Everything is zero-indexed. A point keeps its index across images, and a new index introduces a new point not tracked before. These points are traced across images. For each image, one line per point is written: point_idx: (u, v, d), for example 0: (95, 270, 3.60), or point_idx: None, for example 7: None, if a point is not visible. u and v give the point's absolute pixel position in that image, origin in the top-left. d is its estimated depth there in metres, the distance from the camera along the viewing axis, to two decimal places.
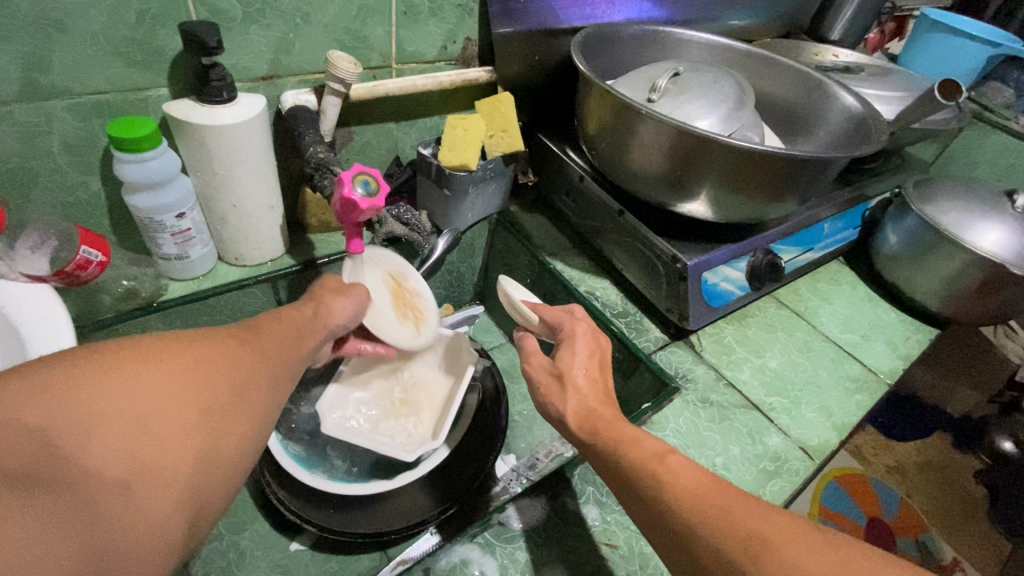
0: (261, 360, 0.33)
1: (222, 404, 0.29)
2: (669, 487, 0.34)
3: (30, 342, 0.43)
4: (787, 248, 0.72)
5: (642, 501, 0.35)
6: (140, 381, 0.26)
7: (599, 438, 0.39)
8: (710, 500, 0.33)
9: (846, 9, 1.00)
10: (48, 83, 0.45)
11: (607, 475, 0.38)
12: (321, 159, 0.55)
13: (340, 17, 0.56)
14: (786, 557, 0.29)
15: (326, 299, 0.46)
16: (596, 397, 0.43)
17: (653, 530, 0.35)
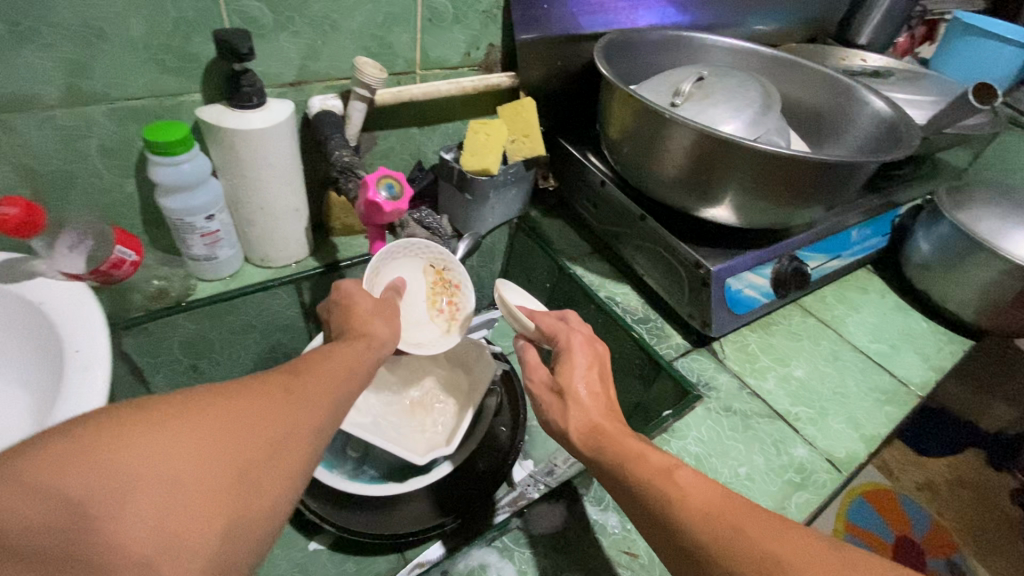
0: (306, 408, 0.32)
1: (259, 467, 0.28)
2: (674, 498, 0.34)
3: (66, 337, 0.43)
4: (814, 255, 0.71)
5: (650, 511, 0.35)
6: (178, 442, 0.26)
7: (604, 454, 0.39)
8: (723, 519, 0.32)
9: (875, 14, 0.98)
10: (89, 88, 0.47)
11: (613, 479, 0.38)
12: (346, 163, 0.56)
13: (366, 24, 0.57)
14: None
15: (365, 326, 0.46)
16: (598, 410, 0.43)
17: (663, 536, 0.34)
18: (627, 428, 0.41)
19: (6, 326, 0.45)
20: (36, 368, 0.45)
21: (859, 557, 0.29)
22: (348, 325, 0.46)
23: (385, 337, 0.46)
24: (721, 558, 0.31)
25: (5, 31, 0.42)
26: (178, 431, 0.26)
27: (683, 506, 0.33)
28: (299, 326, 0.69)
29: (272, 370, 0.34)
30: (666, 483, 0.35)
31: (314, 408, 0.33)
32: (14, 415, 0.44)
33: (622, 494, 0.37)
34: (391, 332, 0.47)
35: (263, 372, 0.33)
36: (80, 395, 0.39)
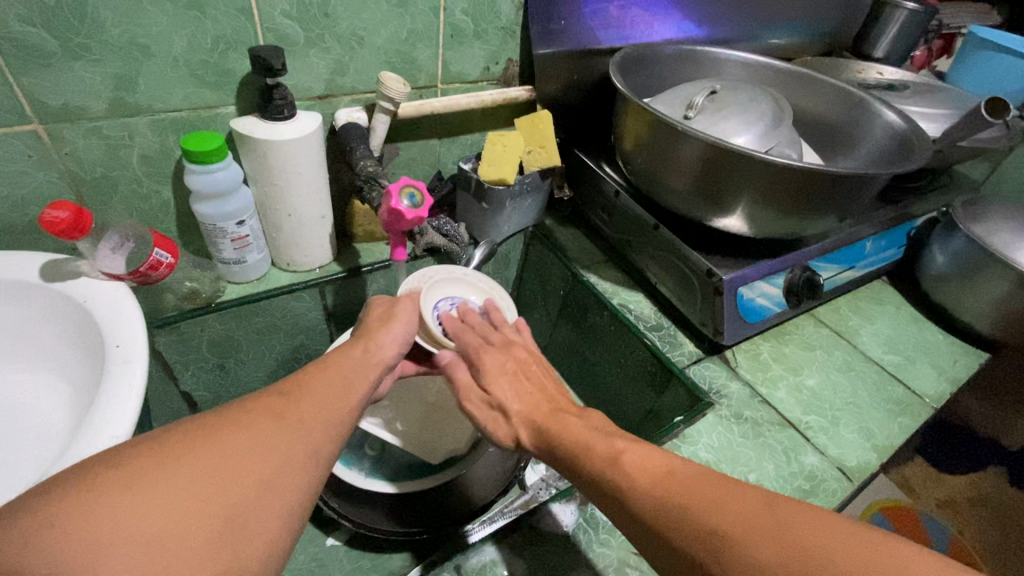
0: (294, 434, 0.34)
1: (248, 502, 0.30)
2: (621, 479, 0.36)
3: (107, 332, 0.45)
4: (827, 266, 0.71)
5: (604, 492, 0.37)
6: (160, 491, 0.27)
7: (555, 451, 0.42)
8: (671, 500, 0.33)
9: (891, 27, 0.99)
10: (133, 101, 0.50)
11: (572, 472, 0.40)
12: (370, 173, 0.58)
13: (391, 41, 0.60)
14: (745, 549, 0.29)
15: (374, 332, 0.49)
16: (537, 402, 0.48)
17: (627, 523, 0.36)
18: (571, 418, 0.45)
19: (50, 321, 0.48)
20: (76, 362, 0.47)
21: (789, 512, 0.31)
22: (362, 328, 0.50)
23: (392, 345, 0.49)
24: (662, 528, 0.33)
25: (59, 47, 0.45)
26: (160, 482, 0.28)
27: (628, 485, 0.36)
28: (320, 328, 0.71)
29: (258, 395, 0.35)
30: (615, 467, 0.37)
31: (302, 432, 0.34)
32: (56, 405, 0.47)
33: (585, 486, 0.39)
34: (398, 340, 0.50)
35: (247, 400, 0.35)
36: (123, 389, 0.42)
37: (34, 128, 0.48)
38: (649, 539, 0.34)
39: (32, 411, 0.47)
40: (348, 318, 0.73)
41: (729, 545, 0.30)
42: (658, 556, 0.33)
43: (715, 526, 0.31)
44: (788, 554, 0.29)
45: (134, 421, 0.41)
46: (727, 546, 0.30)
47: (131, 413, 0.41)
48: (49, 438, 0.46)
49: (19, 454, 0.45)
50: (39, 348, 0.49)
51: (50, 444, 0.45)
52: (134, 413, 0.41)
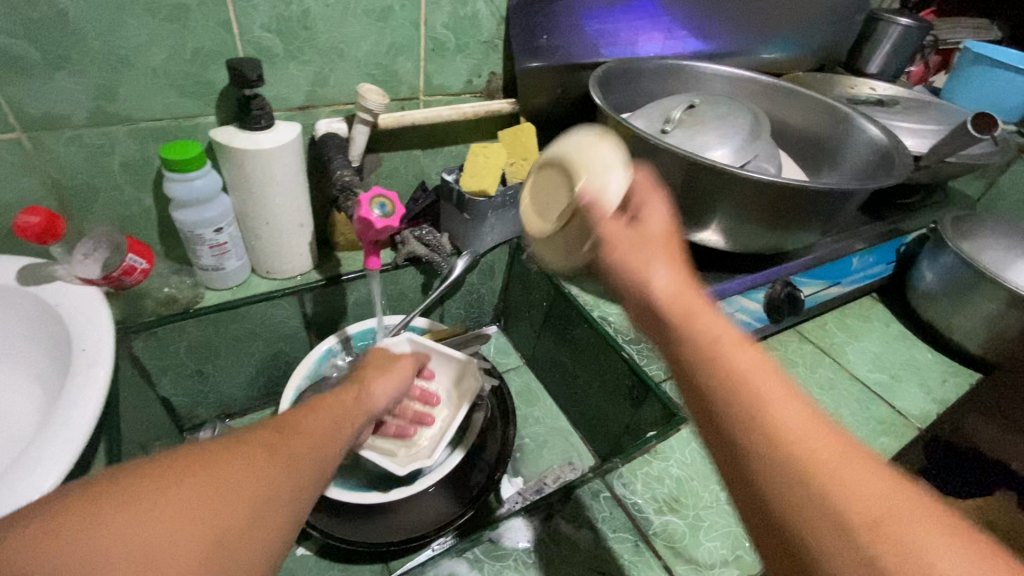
0: (289, 467, 0.33)
1: (241, 531, 0.28)
2: (775, 442, 0.25)
3: (77, 336, 0.46)
4: (810, 282, 0.70)
5: (738, 437, 0.27)
6: (156, 510, 0.26)
7: (683, 325, 0.31)
8: (830, 455, 0.24)
9: (884, 44, 0.99)
10: (114, 110, 0.52)
11: (695, 362, 0.30)
12: (346, 182, 0.60)
13: (372, 53, 0.61)
14: (924, 551, 0.21)
15: (367, 381, 0.49)
16: (683, 278, 0.35)
17: (736, 459, 0.27)
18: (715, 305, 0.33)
19: (25, 323, 0.49)
20: (46, 364, 0.48)
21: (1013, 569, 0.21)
22: (354, 375, 0.50)
23: (382, 397, 0.49)
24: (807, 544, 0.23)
25: (41, 58, 0.46)
26: (157, 497, 0.27)
27: (786, 457, 0.25)
28: (301, 336, 0.72)
29: (254, 428, 0.35)
30: (772, 413, 0.26)
31: (297, 465, 0.34)
32: (24, 406, 0.47)
33: (702, 394, 0.29)
34: (388, 391, 0.49)
35: (245, 430, 0.34)
36: (84, 393, 0.42)
37: (17, 136, 0.49)
38: (774, 535, 0.25)
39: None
40: (328, 326, 0.74)
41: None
42: (778, 556, 0.25)
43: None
44: None
45: (93, 425, 0.41)
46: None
47: (90, 416, 0.41)
48: (15, 439, 0.46)
49: None
50: (11, 350, 0.49)
51: (14, 444, 0.45)
52: (92, 418, 0.41)
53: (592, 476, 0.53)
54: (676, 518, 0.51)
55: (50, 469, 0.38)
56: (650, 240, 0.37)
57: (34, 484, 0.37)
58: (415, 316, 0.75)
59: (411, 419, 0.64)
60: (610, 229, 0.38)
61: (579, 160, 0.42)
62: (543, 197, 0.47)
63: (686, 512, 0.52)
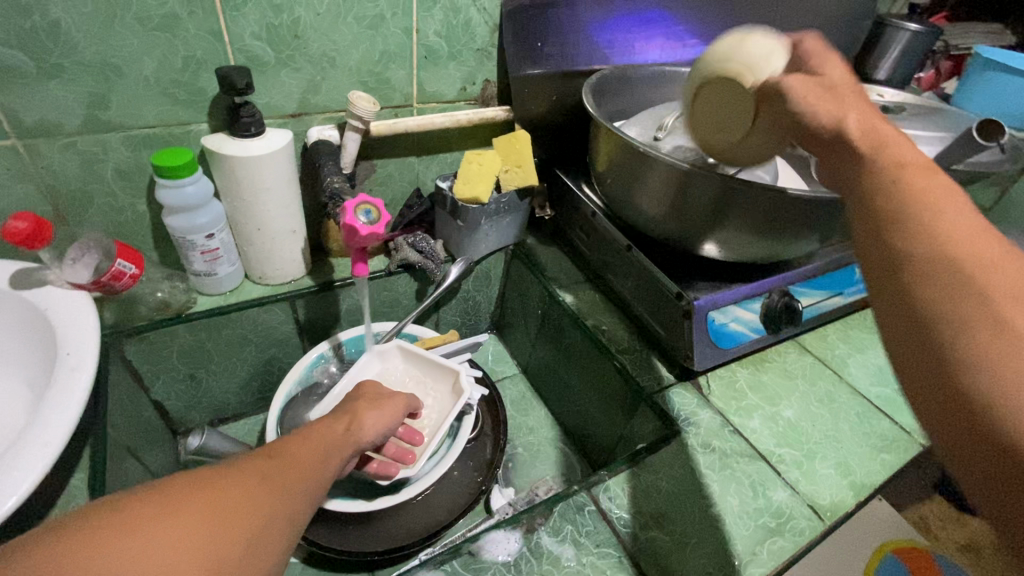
0: (280, 495, 0.34)
1: (235, 559, 0.30)
2: (949, 246, 0.27)
3: (64, 341, 0.46)
4: (809, 292, 0.68)
5: (907, 241, 0.28)
6: (154, 543, 0.27)
7: (869, 149, 0.33)
8: (986, 252, 0.26)
9: (892, 49, 0.97)
10: (107, 118, 0.52)
11: (869, 176, 0.32)
12: (336, 188, 0.60)
13: (364, 61, 0.61)
14: None
15: (359, 411, 0.49)
16: (879, 121, 0.35)
17: (884, 243, 0.30)
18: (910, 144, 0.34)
19: (17, 326, 0.50)
20: (34, 368, 0.48)
21: None
22: (347, 406, 0.50)
23: (373, 429, 0.49)
24: (949, 322, 0.25)
25: (34, 67, 0.47)
26: (155, 529, 0.28)
27: (938, 242, 0.27)
28: (293, 342, 0.72)
29: (247, 455, 0.36)
30: (936, 217, 0.28)
31: (289, 494, 0.35)
32: (11, 409, 0.48)
33: (873, 200, 0.31)
34: (379, 423, 0.50)
35: (237, 459, 0.35)
36: (65, 397, 0.43)
37: (12, 143, 0.50)
38: (908, 318, 0.27)
39: None
40: (321, 332, 0.74)
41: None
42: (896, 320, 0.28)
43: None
44: None
45: (73, 427, 0.42)
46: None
47: (70, 420, 0.42)
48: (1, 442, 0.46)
49: None
50: (2, 354, 0.50)
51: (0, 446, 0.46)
52: (71, 421, 0.42)
53: (577, 488, 0.51)
54: (663, 533, 0.50)
55: (28, 470, 0.38)
56: (842, 91, 0.37)
57: (6, 486, 0.37)
58: (407, 323, 0.74)
59: (394, 456, 0.57)
60: (795, 82, 0.38)
61: (734, 64, 0.42)
62: (708, 121, 0.48)
63: (674, 527, 0.51)
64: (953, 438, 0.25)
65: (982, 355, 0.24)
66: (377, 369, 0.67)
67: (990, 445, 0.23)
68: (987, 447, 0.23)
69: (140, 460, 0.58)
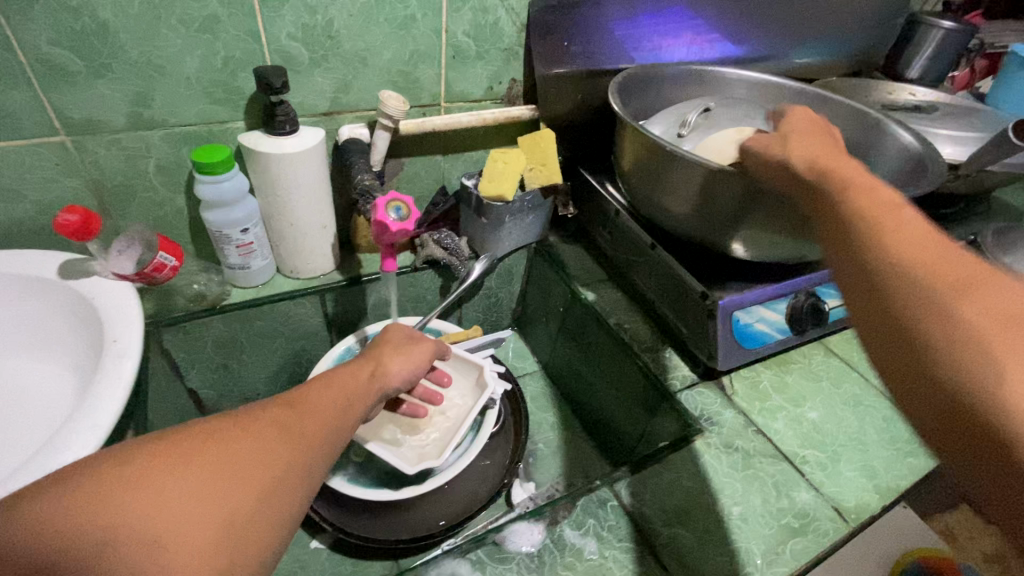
0: (295, 448, 0.34)
1: (247, 512, 0.30)
2: (890, 240, 0.30)
3: (109, 330, 0.49)
4: (836, 293, 0.68)
5: (858, 242, 0.32)
6: (161, 494, 0.28)
7: (823, 175, 0.38)
8: (926, 245, 0.29)
9: (925, 48, 0.96)
10: (150, 115, 0.55)
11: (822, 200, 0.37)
12: (367, 186, 0.62)
13: (394, 61, 0.62)
14: (996, 289, 0.26)
15: (383, 359, 0.47)
16: (826, 151, 0.41)
17: (845, 255, 0.32)
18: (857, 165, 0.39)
19: (65, 314, 0.52)
20: (81, 355, 0.51)
21: None
22: (370, 351, 0.48)
23: (399, 377, 0.47)
24: (900, 305, 0.28)
25: (84, 67, 0.50)
26: (162, 481, 0.29)
27: (883, 242, 0.31)
28: (321, 334, 0.74)
29: (268, 404, 0.36)
30: (880, 222, 0.32)
31: (307, 441, 0.35)
32: (60, 393, 0.50)
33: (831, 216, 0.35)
34: (403, 370, 0.47)
35: (252, 411, 0.35)
36: (111, 382, 0.45)
37: (61, 139, 0.53)
38: (868, 307, 0.30)
39: (37, 397, 0.50)
40: (348, 326, 0.76)
41: (973, 353, 0.25)
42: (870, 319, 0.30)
43: (974, 332, 0.25)
44: None
45: (120, 411, 0.44)
46: (970, 362, 0.25)
47: (117, 404, 0.44)
48: (49, 424, 0.49)
49: (19, 436, 0.48)
50: (52, 339, 0.52)
51: (49, 428, 0.48)
52: (119, 405, 0.44)
53: (600, 483, 0.51)
54: (685, 530, 0.50)
55: (79, 451, 0.40)
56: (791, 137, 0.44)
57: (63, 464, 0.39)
58: (432, 318, 0.76)
59: (422, 399, 0.64)
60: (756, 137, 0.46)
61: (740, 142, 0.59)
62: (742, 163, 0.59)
63: (696, 525, 0.51)
64: (932, 416, 0.26)
65: (942, 336, 0.26)
66: None
67: (953, 410, 0.25)
68: (965, 422, 0.25)
69: None
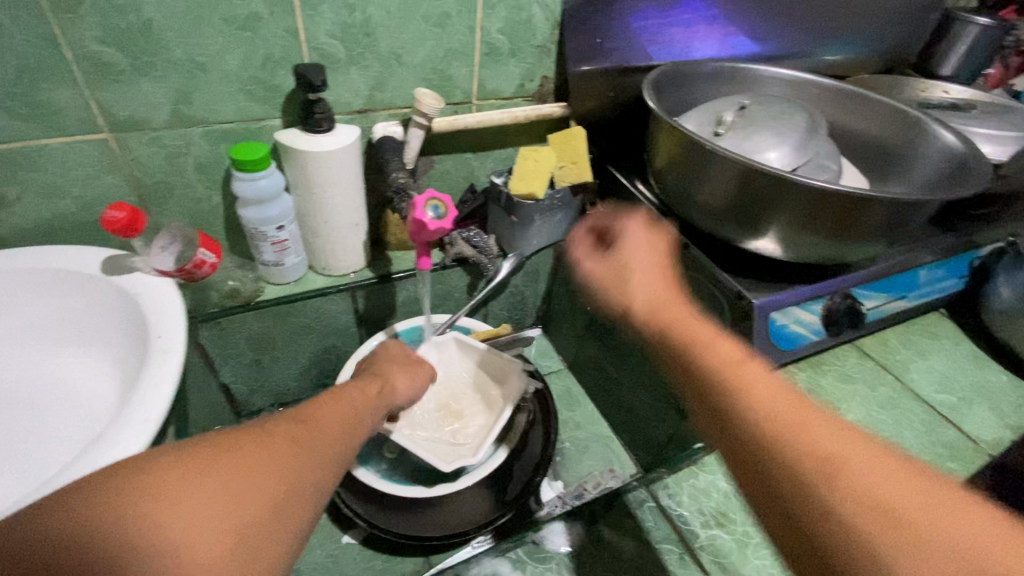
0: (305, 460, 0.34)
1: (260, 523, 0.30)
2: (756, 417, 0.33)
3: (152, 326, 0.49)
4: (872, 294, 0.67)
5: (731, 416, 0.34)
6: (181, 501, 0.28)
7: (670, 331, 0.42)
8: (789, 420, 0.32)
9: (960, 44, 0.94)
10: (190, 113, 0.55)
11: (684, 364, 0.40)
12: (402, 184, 0.63)
13: (428, 59, 0.62)
14: (864, 479, 0.28)
15: (388, 377, 0.50)
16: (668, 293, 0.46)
17: (732, 435, 0.34)
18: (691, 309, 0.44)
19: (107, 309, 0.53)
20: (124, 350, 0.52)
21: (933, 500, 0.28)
22: (380, 367, 0.52)
23: (403, 392, 0.51)
24: (787, 492, 0.30)
25: (129, 65, 0.50)
26: (181, 488, 0.28)
27: (750, 419, 0.33)
28: (351, 331, 0.75)
29: (279, 418, 0.36)
30: (746, 393, 0.35)
31: (315, 456, 0.34)
32: (104, 388, 0.51)
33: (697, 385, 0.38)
34: (407, 389, 0.51)
35: (268, 421, 0.35)
36: (158, 376, 0.45)
37: (105, 136, 0.53)
38: (763, 493, 0.32)
39: (81, 391, 0.51)
40: (377, 323, 0.76)
41: (861, 550, 0.27)
42: (765, 501, 0.32)
43: (872, 540, 0.27)
44: (906, 527, 0.27)
45: (167, 406, 0.44)
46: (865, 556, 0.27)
47: (164, 399, 0.44)
48: (95, 417, 0.49)
49: (66, 430, 0.49)
50: (95, 335, 0.53)
51: (95, 422, 0.49)
52: (166, 400, 0.44)
53: (636, 484, 0.51)
54: (723, 533, 0.50)
55: (130, 445, 0.41)
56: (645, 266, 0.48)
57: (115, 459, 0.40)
58: (461, 316, 0.76)
59: None
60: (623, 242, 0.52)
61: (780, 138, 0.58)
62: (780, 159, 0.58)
63: (735, 527, 0.50)
64: None
65: (830, 529, 0.28)
66: (434, 359, 0.69)
67: None
68: None
69: None
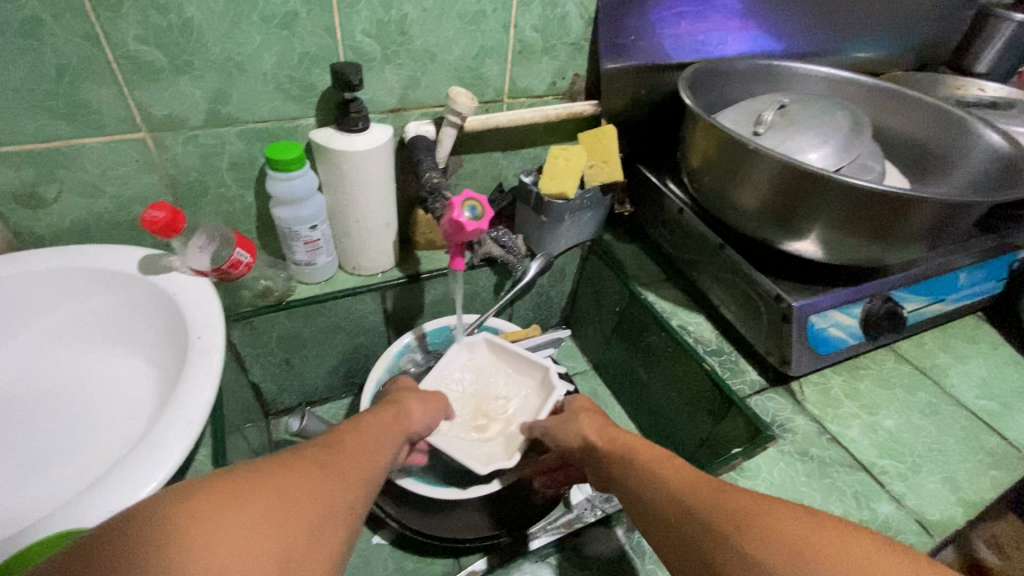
0: (337, 489, 0.34)
1: (300, 550, 0.29)
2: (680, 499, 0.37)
3: (192, 326, 0.49)
4: (912, 296, 0.65)
5: (661, 508, 0.38)
6: (235, 524, 0.27)
7: (611, 446, 0.47)
8: (706, 494, 0.36)
9: (995, 41, 0.91)
10: (226, 112, 0.55)
11: (625, 476, 0.43)
12: (435, 184, 0.61)
13: (461, 57, 0.62)
14: (770, 528, 0.30)
15: (407, 405, 0.52)
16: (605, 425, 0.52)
17: (668, 531, 0.37)
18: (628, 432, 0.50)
19: (145, 308, 0.53)
20: (162, 350, 0.52)
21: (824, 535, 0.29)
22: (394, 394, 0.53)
23: (418, 422, 0.51)
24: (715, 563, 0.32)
25: (168, 64, 0.50)
26: (232, 511, 0.27)
27: (673, 506, 0.37)
28: (379, 331, 0.74)
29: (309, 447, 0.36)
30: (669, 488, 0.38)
31: (345, 486, 0.35)
32: (142, 387, 0.51)
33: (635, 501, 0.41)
34: (424, 418, 0.52)
35: (296, 449, 0.35)
36: (199, 377, 0.45)
37: (143, 136, 0.53)
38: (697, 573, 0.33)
39: (120, 391, 0.51)
40: (404, 323, 0.76)
41: None
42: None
43: None
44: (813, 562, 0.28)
45: (208, 406, 0.44)
46: None
47: (206, 400, 0.44)
48: (135, 416, 0.49)
49: (106, 429, 0.49)
50: (133, 334, 0.53)
51: (133, 421, 0.49)
52: (208, 401, 0.44)
53: None
54: None
55: (175, 445, 0.40)
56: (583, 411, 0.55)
57: (162, 460, 0.39)
58: (488, 317, 0.75)
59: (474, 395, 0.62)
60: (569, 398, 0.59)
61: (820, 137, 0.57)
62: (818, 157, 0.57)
63: None
64: None
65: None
66: (464, 360, 0.69)
67: None
68: None
69: (246, 438, 0.61)
